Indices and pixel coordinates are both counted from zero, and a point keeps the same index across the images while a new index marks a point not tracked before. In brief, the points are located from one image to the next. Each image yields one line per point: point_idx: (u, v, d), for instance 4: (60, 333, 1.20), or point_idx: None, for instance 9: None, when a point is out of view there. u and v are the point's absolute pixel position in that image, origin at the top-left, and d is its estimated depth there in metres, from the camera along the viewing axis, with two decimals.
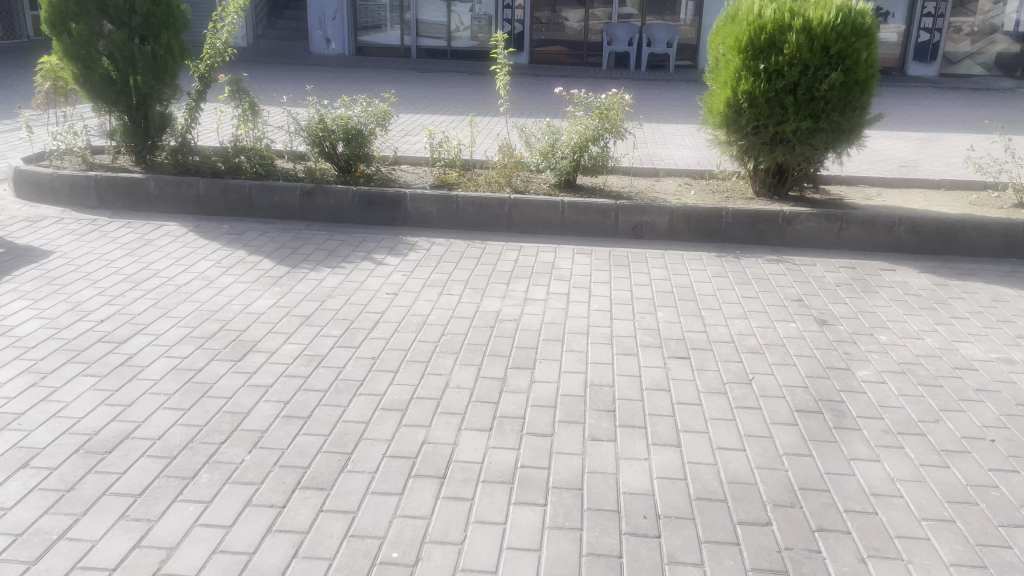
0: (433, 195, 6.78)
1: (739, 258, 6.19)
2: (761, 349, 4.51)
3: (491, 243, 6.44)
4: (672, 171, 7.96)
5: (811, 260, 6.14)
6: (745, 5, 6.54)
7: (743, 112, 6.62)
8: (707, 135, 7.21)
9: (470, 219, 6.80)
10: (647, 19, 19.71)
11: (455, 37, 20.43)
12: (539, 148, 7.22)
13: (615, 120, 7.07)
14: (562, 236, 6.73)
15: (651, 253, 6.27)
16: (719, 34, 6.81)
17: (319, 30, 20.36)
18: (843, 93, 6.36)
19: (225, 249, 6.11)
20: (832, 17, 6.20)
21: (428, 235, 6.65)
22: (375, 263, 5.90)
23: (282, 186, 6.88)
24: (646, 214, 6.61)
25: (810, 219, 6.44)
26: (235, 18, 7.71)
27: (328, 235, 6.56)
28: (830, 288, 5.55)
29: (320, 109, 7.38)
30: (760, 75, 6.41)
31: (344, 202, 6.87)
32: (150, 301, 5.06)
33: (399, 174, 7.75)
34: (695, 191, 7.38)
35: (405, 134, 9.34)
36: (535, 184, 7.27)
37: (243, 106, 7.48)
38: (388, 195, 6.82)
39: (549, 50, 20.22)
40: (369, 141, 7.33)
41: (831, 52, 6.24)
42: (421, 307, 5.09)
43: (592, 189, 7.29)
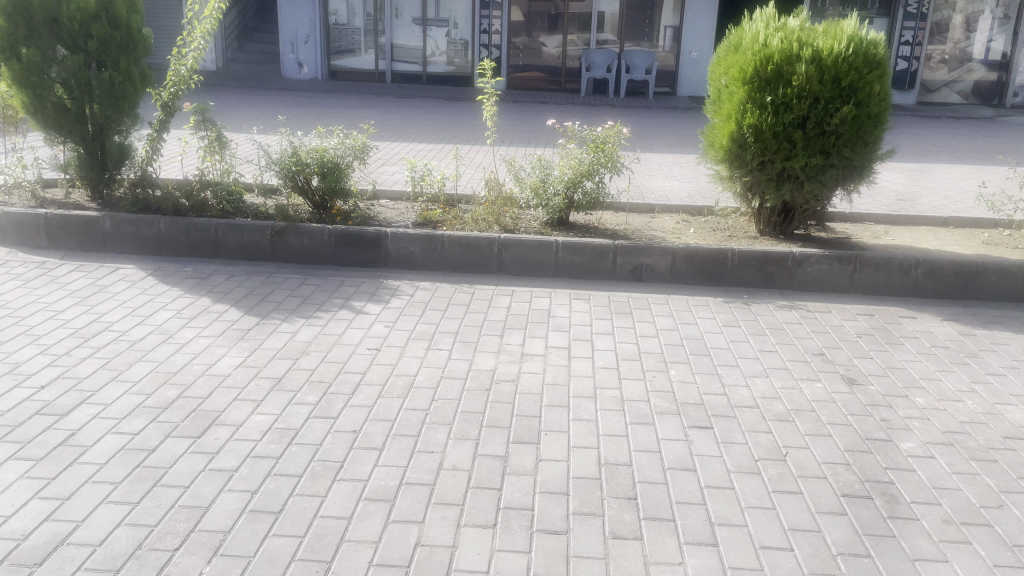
0: (417, 234, 6.28)
1: (748, 304, 5.75)
2: (790, 417, 4.05)
3: (480, 288, 5.94)
4: (668, 207, 7.54)
5: (824, 306, 5.72)
6: (750, 34, 6.19)
7: (749, 147, 6.23)
8: (708, 171, 6.81)
9: (456, 261, 6.30)
10: (625, 45, 19.47)
11: (431, 61, 20.02)
12: (529, 183, 6.73)
13: (612, 153, 6.60)
14: (556, 278, 6.25)
15: (654, 299, 5.80)
16: (720, 65, 6.45)
17: (291, 54, 19.86)
18: (855, 127, 5.99)
19: (187, 295, 5.56)
20: (843, 47, 5.87)
21: (411, 278, 6.14)
22: (354, 312, 5.37)
23: (251, 225, 6.34)
24: (646, 254, 6.15)
25: (821, 260, 6.03)
26: (202, 42, 7.19)
27: (303, 278, 6.02)
28: (851, 340, 5.13)
29: (292, 141, 6.85)
30: (768, 107, 6.02)
31: (319, 242, 6.34)
32: (99, 361, 4.47)
33: (378, 210, 7.24)
34: (694, 229, 6.96)
35: (382, 167, 8.82)
36: (525, 222, 6.79)
37: (210, 136, 6.94)
38: (367, 235, 6.31)
39: (526, 76, 19.86)
40: (346, 175, 6.81)
41: (842, 84, 5.90)
42: (406, 366, 4.56)
43: (586, 227, 6.83)
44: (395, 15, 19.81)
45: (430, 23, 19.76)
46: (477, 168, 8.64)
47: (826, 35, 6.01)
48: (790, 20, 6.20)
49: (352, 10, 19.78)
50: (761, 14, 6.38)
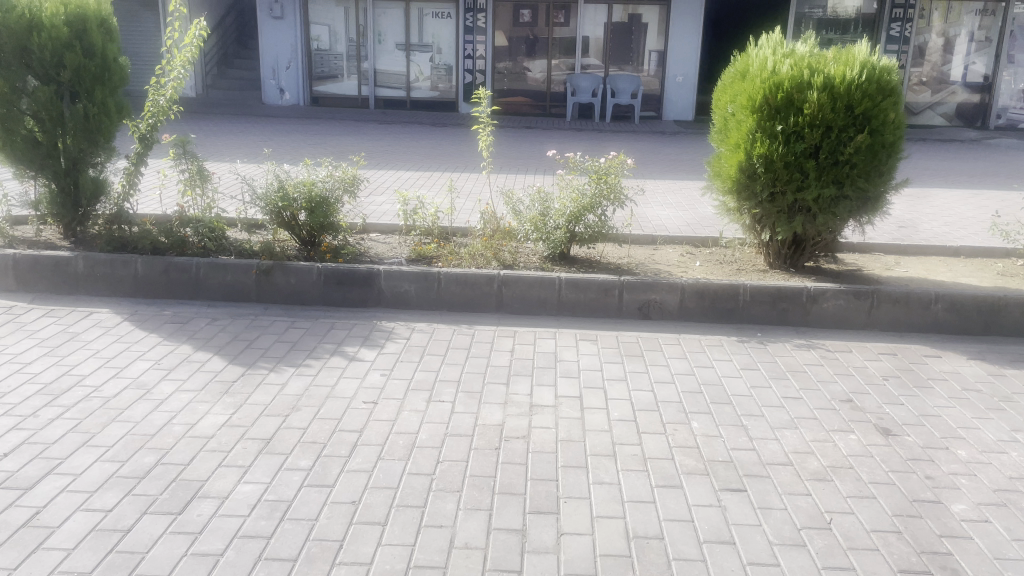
0: (411, 272, 5.93)
1: (764, 343, 5.45)
2: (828, 476, 3.73)
3: (481, 329, 5.61)
4: (670, 238, 7.27)
5: (845, 345, 5.42)
6: (758, 60, 5.96)
7: (758, 178, 5.97)
8: (715, 201, 6.54)
9: (453, 299, 5.95)
10: (610, 70, 19.34)
11: (415, 87, 19.79)
12: (529, 217, 6.40)
13: (614, 185, 6.30)
14: (559, 317, 5.92)
15: (664, 338, 5.50)
16: (726, 93, 6.22)
17: (273, 80, 19.53)
18: (869, 157, 5.74)
19: (167, 343, 5.18)
20: (855, 74, 5.63)
21: (406, 319, 5.78)
22: (348, 359, 5.01)
23: (235, 264, 5.98)
24: (654, 291, 5.84)
25: (837, 296, 5.75)
26: (182, 72, 6.86)
27: (291, 321, 5.65)
28: (877, 383, 4.84)
29: (278, 174, 6.50)
30: (778, 137, 5.77)
31: (308, 281, 5.98)
32: (69, 423, 4.08)
33: (368, 246, 6.89)
34: (700, 262, 6.67)
35: (371, 199, 8.44)
36: (524, 257, 6.46)
37: (190, 171, 6.60)
38: (358, 273, 5.95)
39: (512, 101, 19.66)
40: (335, 210, 6.47)
41: (856, 112, 5.65)
42: (407, 421, 4.20)
43: (588, 261, 6.51)
44: (378, 40, 19.59)
45: (414, 48, 19.54)
46: (472, 202, 8.31)
47: (838, 61, 5.78)
48: (799, 46, 5.97)
49: (335, 35, 19.53)
50: (768, 41, 6.15)
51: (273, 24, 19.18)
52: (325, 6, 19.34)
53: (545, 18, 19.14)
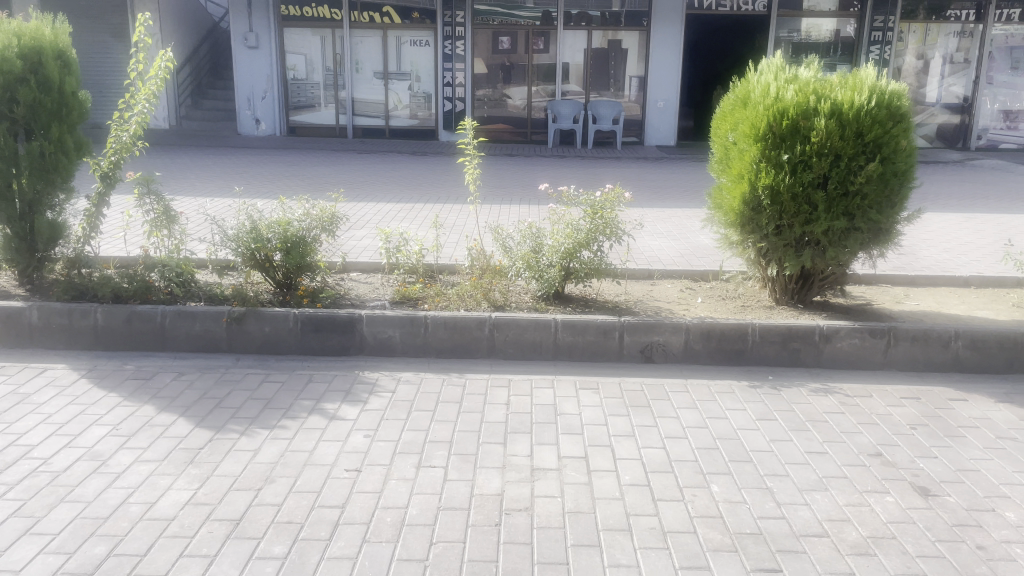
0: (396, 317, 5.51)
1: (778, 388, 5.07)
2: (870, 549, 3.34)
3: (472, 378, 5.18)
4: (668, 271, 6.91)
5: (864, 389, 5.06)
6: (760, 86, 5.65)
7: (764, 210, 5.63)
8: (717, 234, 6.18)
9: (441, 345, 5.52)
10: (591, 96, 19.12)
11: (393, 115, 19.47)
12: (520, 254, 6.01)
13: (611, 219, 5.93)
14: (555, 363, 5.51)
15: (671, 383, 5.11)
16: (726, 121, 5.88)
17: (248, 110, 19.13)
18: (881, 186, 5.42)
19: (128, 404, 4.71)
20: (864, 100, 5.33)
21: (391, 368, 5.34)
22: (329, 418, 4.56)
23: (204, 312, 5.53)
24: (656, 332, 5.46)
25: (851, 334, 5.40)
26: (147, 105, 6.41)
27: (265, 375, 5.19)
28: (906, 434, 4.47)
29: (251, 213, 6.06)
30: (785, 167, 5.44)
31: (283, 329, 5.53)
32: (11, 505, 3.61)
33: (348, 288, 6.45)
34: (702, 298, 6.31)
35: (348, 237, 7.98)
36: (516, 297, 6.06)
37: (156, 211, 6.15)
38: (338, 319, 5.52)
39: (492, 128, 19.37)
40: (313, 250, 6.04)
41: (867, 140, 5.34)
42: (395, 492, 3.76)
43: (584, 299, 6.12)
44: (356, 69, 19.26)
45: (392, 77, 19.23)
46: (458, 240, 7.89)
47: (844, 86, 5.47)
48: (802, 70, 5.67)
49: (311, 64, 19.18)
50: (768, 66, 5.84)
51: (248, 53, 18.80)
52: (301, 35, 19.00)
53: (525, 44, 18.91)
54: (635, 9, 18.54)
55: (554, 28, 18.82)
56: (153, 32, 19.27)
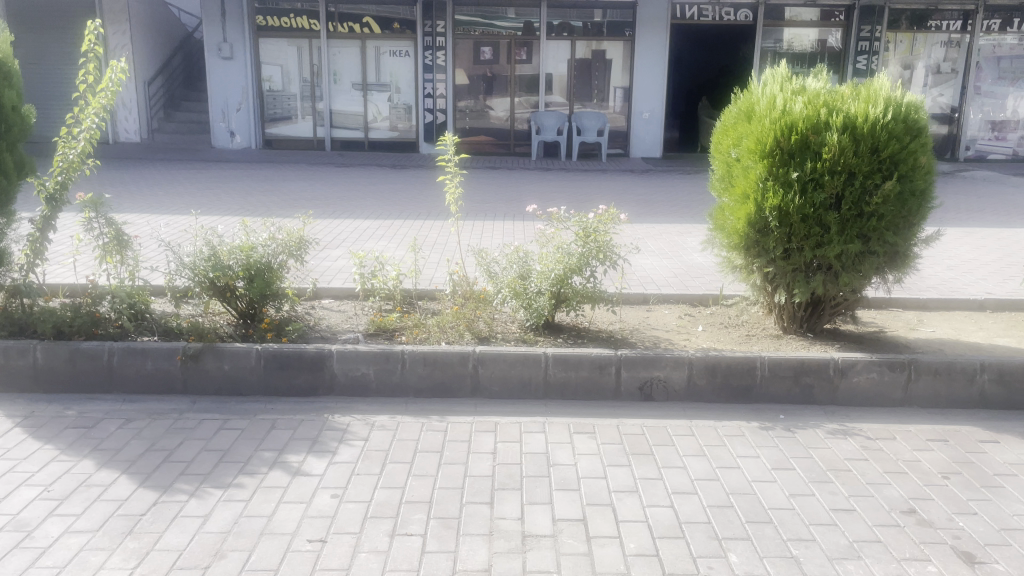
0: (370, 352, 4.99)
1: (792, 431, 4.60)
2: None
3: (456, 421, 4.67)
4: (665, 296, 6.44)
5: (886, 431, 4.61)
6: (766, 98, 5.22)
7: (771, 233, 5.18)
8: (718, 257, 5.73)
9: (420, 383, 5.01)
10: (575, 107, 18.71)
11: (373, 127, 18.97)
12: (506, 281, 5.50)
13: (604, 243, 5.44)
14: (546, 402, 5.01)
15: (674, 425, 4.65)
16: (728, 135, 5.45)
17: (223, 122, 18.56)
18: (898, 207, 4.99)
19: (64, 458, 4.16)
20: (879, 113, 4.91)
21: (363, 411, 4.81)
22: (292, 473, 4.04)
23: (156, 349, 4.99)
24: (656, 367, 4.98)
25: (868, 368, 4.95)
26: (97, 120, 5.86)
27: (223, 420, 4.66)
28: (938, 485, 4.01)
29: (210, 238, 5.51)
30: (794, 185, 5.00)
31: (244, 367, 4.99)
32: None
33: (319, 317, 5.92)
34: (703, 326, 5.85)
35: (317, 261, 7.48)
36: (503, 328, 5.56)
37: (107, 235, 5.58)
38: (306, 355, 4.99)
39: (474, 140, 18.93)
40: (279, 278, 5.51)
41: (882, 156, 4.92)
42: (366, 570, 3.24)
43: (575, 328, 5.63)
44: (334, 80, 18.75)
45: (371, 88, 18.73)
46: (437, 265, 7.39)
47: (857, 99, 5.06)
48: (810, 81, 5.25)
49: (288, 75, 18.64)
50: (773, 76, 5.42)
51: (222, 64, 18.21)
52: (277, 45, 18.46)
53: (506, 55, 18.48)
54: (619, 19, 18.16)
55: (537, 39, 18.40)
56: (125, 43, 18.73)
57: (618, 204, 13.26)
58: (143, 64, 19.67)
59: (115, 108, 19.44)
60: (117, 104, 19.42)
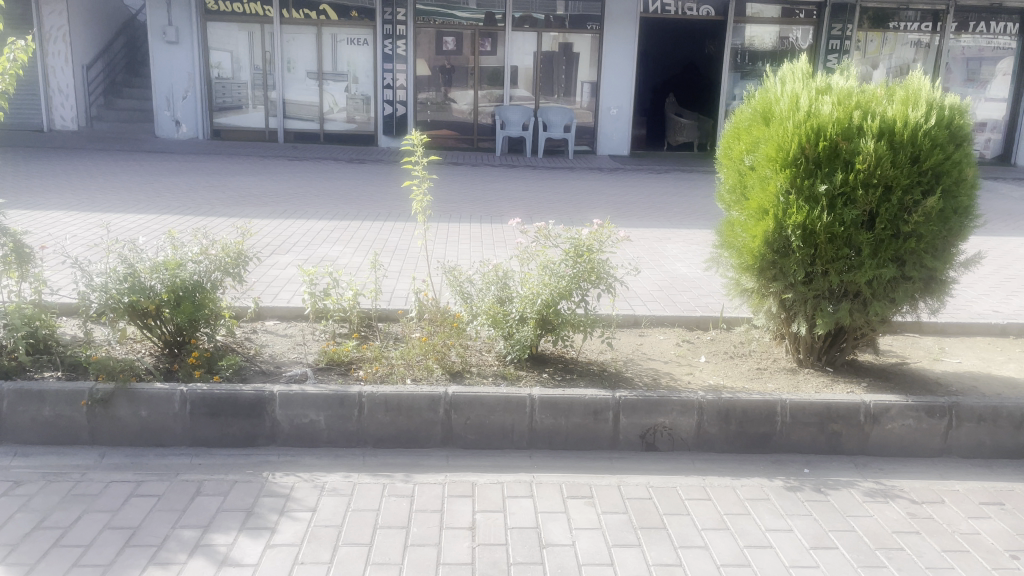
0: (319, 395, 4.14)
1: (824, 492, 3.90)
2: None
3: (427, 482, 3.85)
4: (659, 317, 5.70)
5: (931, 492, 3.95)
6: (787, 98, 4.51)
7: (792, 254, 4.46)
8: (725, 277, 5.00)
9: (381, 432, 4.18)
10: (541, 101, 17.91)
11: (328, 119, 17.95)
12: (484, 306, 4.71)
13: (598, 263, 4.64)
14: (531, 454, 4.23)
15: (685, 485, 3.92)
16: (741, 140, 4.74)
17: (167, 111, 17.37)
18: (940, 226, 4.30)
19: None
20: (920, 117, 4.22)
21: (310, 469, 3.97)
22: (218, 563, 3.18)
23: (56, 393, 4.08)
24: (660, 412, 4.24)
25: (904, 415, 4.27)
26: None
27: (135, 483, 3.77)
28: (1009, 568, 3.32)
29: (127, 253, 4.58)
30: (821, 200, 4.29)
31: (166, 413, 4.11)
32: None
33: (259, 346, 5.05)
34: (706, 356, 5.12)
35: (254, 273, 6.50)
36: (479, 362, 4.76)
37: (5, 247, 4.58)
38: (242, 400, 4.12)
39: (436, 134, 18.03)
40: (212, 302, 4.63)
41: (924, 167, 4.23)
42: None
43: (563, 361, 4.85)
44: (287, 69, 17.68)
45: (327, 77, 17.72)
46: (397, 282, 6.55)
47: (893, 101, 4.37)
48: (835, 79, 4.56)
49: (237, 62, 17.54)
50: (793, 72, 4.72)
51: (167, 50, 17.02)
52: (225, 30, 17.35)
53: (470, 46, 17.61)
54: (586, 11, 17.40)
55: (501, 30, 17.57)
56: (58, 23, 17.85)
57: (589, 206, 12.50)
58: (81, 48, 18.42)
59: (50, 93, 18.13)
60: (52, 90, 18.12)
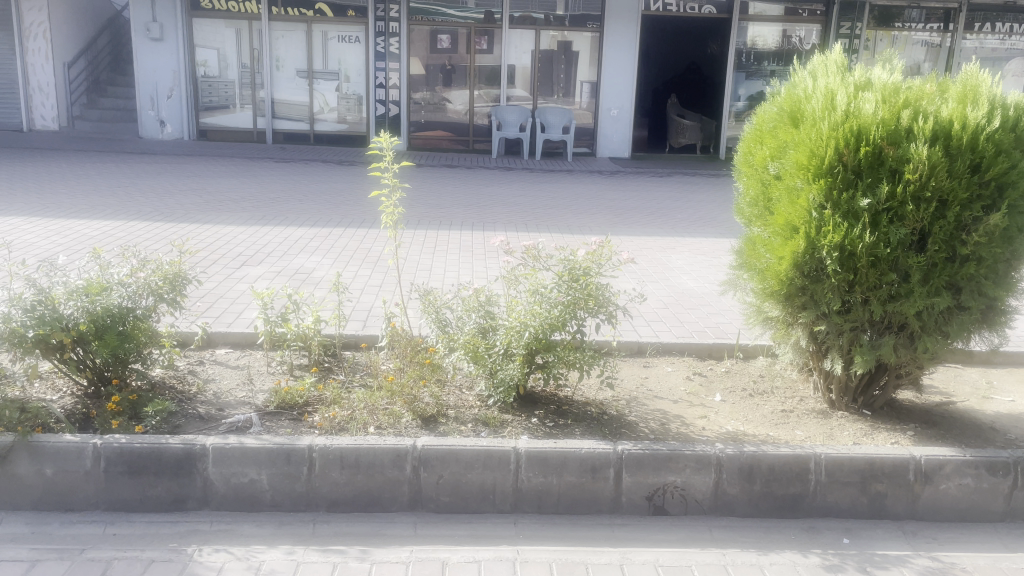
0: (260, 450, 3.45)
1: (871, 573, 3.20)
2: None
3: (386, 562, 3.15)
4: (666, 345, 5.03)
5: (999, 572, 3.25)
6: (821, 94, 3.81)
7: (828, 279, 3.76)
8: (745, 303, 4.29)
9: (335, 493, 3.49)
10: (538, 102, 17.19)
11: (319, 119, 17.27)
12: (464, 339, 4.00)
13: (596, 288, 3.92)
14: (517, 519, 3.53)
15: (701, 564, 3.22)
16: (765, 143, 4.04)
17: (151, 110, 16.68)
18: (1004, 246, 3.60)
19: None
20: (983, 118, 3.53)
21: (247, 542, 3.27)
22: None
23: None
24: (670, 470, 3.54)
25: (961, 472, 3.58)
26: None
27: (29, 563, 3.07)
28: None
29: (37, 278, 3.86)
30: (862, 216, 3.60)
31: (76, 472, 3.42)
32: None
33: (203, 381, 4.36)
34: (722, 393, 4.43)
35: (193, 305, 5.74)
36: (458, 403, 4.07)
37: None
38: (167, 456, 3.44)
39: (430, 135, 17.32)
40: (139, 334, 3.94)
41: (985, 177, 3.54)
42: None
43: (555, 402, 4.14)
44: (276, 67, 17.00)
45: (318, 76, 17.03)
46: (367, 312, 5.78)
47: (948, 98, 3.68)
48: (877, 72, 3.87)
49: (224, 60, 16.86)
50: (826, 65, 4.02)
51: (151, 46, 16.34)
52: (212, 27, 16.67)
53: (465, 44, 16.92)
54: (586, 10, 16.72)
55: (498, 28, 16.88)
56: (38, 19, 17.17)
57: (588, 210, 11.79)
58: (63, 44, 17.74)
59: (30, 92, 17.43)
60: (32, 88, 17.42)
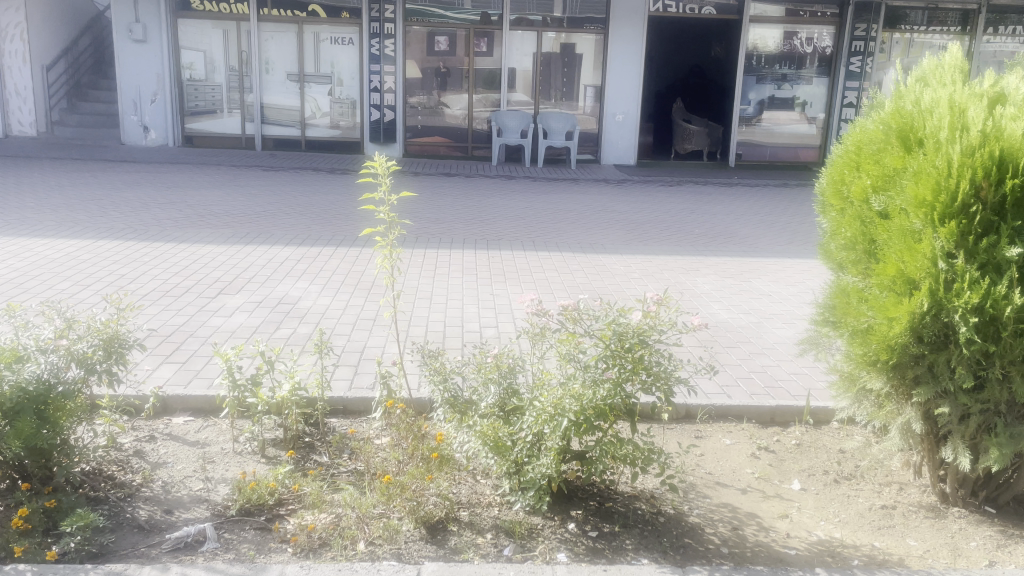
0: None
1: None
2: None
3: None
4: (721, 409, 4.17)
5: None
6: (945, 106, 2.95)
7: (959, 346, 2.88)
8: (834, 369, 3.42)
9: None
10: (540, 107, 16.29)
11: (310, 124, 16.37)
12: (484, 422, 3.11)
13: (651, 361, 3.02)
14: None
15: None
16: (867, 171, 3.18)
17: (134, 115, 15.79)
18: None
19: None
20: None
21: None
22: None
23: None
24: None
25: None
26: None
27: None
28: None
29: None
30: (1008, 269, 2.74)
31: None
32: None
33: (151, 468, 3.46)
34: (801, 479, 3.55)
35: (146, 359, 4.86)
36: (474, 503, 3.19)
37: None
38: None
39: (427, 141, 16.41)
40: (62, 417, 3.03)
41: None
42: None
43: (597, 498, 3.26)
44: (265, 70, 16.11)
45: (309, 79, 16.14)
46: (359, 357, 4.93)
47: None
48: (1014, 80, 3.03)
49: (211, 63, 15.95)
50: (942, 72, 3.18)
51: (134, 48, 15.46)
52: (198, 28, 15.75)
53: (464, 46, 16.01)
54: (590, 11, 15.82)
55: (498, 30, 15.96)
56: (15, 20, 16.29)
57: (600, 225, 10.90)
58: (43, 45, 16.84)
59: (7, 96, 16.57)
60: (10, 92, 16.56)
